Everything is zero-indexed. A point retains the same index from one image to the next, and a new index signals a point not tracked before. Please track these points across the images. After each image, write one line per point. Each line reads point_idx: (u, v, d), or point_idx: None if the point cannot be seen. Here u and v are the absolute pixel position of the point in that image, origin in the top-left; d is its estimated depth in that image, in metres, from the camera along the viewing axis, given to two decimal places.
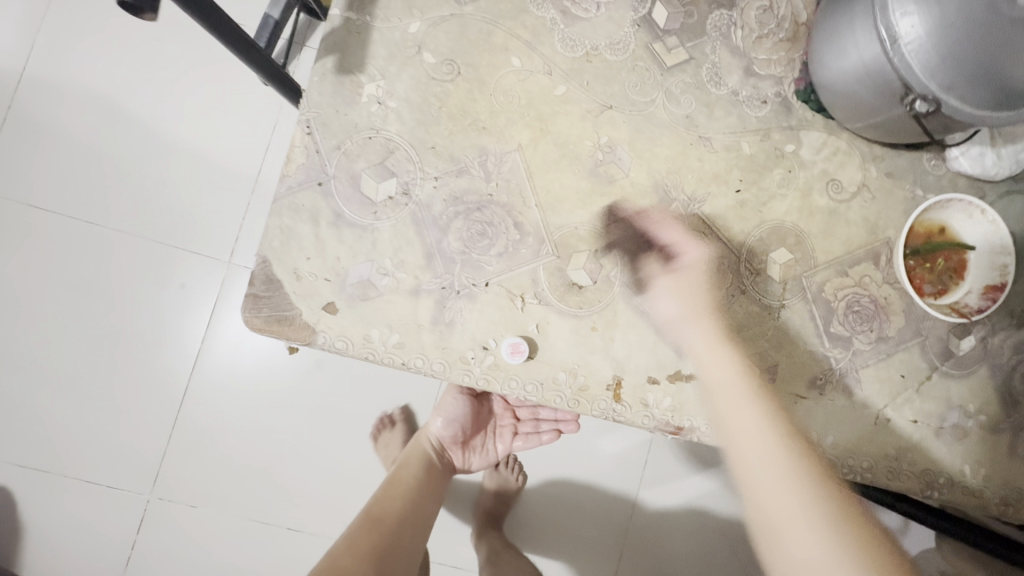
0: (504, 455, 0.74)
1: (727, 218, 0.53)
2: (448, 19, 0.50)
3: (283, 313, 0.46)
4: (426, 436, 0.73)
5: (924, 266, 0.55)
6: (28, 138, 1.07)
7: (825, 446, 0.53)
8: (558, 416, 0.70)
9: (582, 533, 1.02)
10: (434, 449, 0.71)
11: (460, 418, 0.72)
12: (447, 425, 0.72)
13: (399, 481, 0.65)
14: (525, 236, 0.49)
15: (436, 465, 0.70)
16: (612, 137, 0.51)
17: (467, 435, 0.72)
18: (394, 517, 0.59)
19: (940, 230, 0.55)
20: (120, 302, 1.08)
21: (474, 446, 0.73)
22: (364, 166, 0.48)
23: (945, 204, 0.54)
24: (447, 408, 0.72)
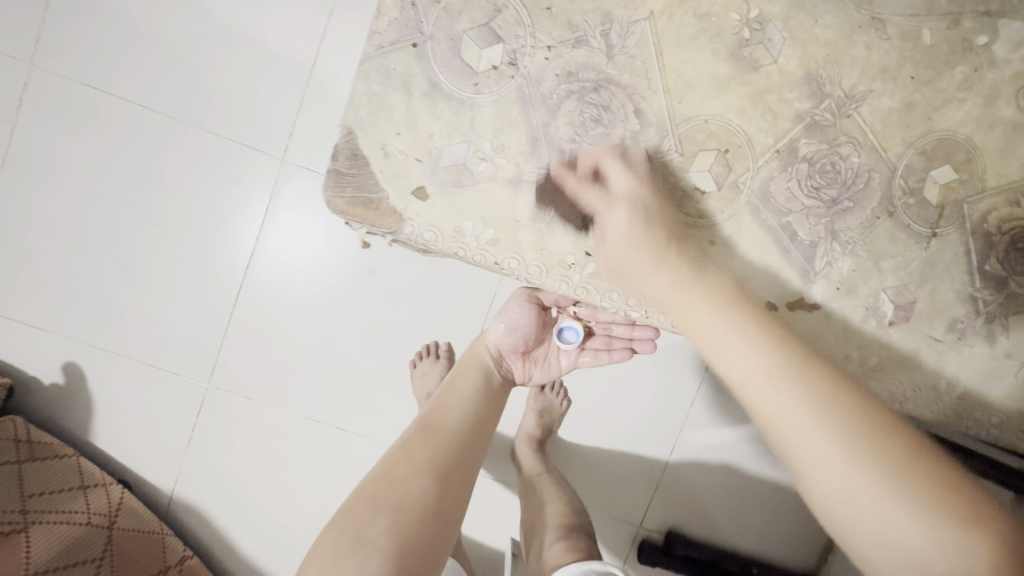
0: (567, 369, 0.73)
1: (887, 123, 0.44)
2: None
3: (368, 199, 0.42)
4: (485, 343, 0.73)
5: None
6: (80, 10, 1.01)
7: (953, 397, 0.47)
8: (630, 335, 0.71)
9: (623, 463, 1.02)
10: (494, 357, 0.72)
11: (523, 327, 0.70)
12: (509, 333, 0.71)
13: (458, 390, 0.66)
14: (645, 125, 0.42)
15: (495, 373, 0.71)
16: (765, 10, 0.42)
17: (529, 346, 0.71)
18: (451, 427, 0.62)
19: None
20: (176, 193, 1.06)
21: (536, 357, 0.73)
22: (466, 26, 0.41)
23: None
24: (511, 317, 0.70)
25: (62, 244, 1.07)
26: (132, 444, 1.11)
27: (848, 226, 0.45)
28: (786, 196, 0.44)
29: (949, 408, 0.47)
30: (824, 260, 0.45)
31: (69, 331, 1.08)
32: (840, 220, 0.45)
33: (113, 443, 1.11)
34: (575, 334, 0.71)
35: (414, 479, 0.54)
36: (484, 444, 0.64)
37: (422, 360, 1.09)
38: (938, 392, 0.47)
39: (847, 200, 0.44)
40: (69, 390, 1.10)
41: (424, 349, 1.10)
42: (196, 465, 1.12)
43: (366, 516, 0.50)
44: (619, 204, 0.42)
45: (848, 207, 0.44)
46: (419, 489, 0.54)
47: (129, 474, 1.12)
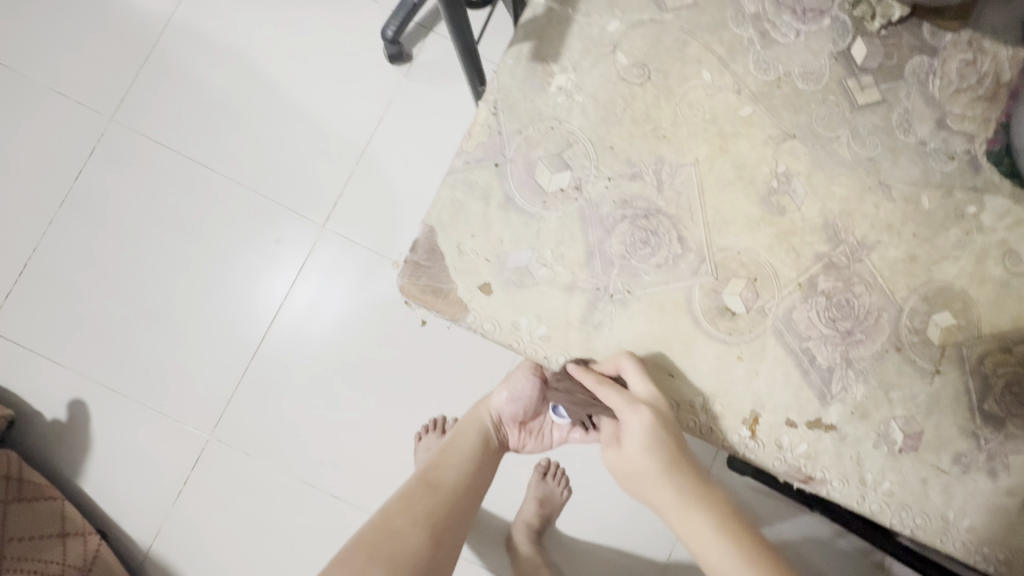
0: (558, 441, 0.72)
1: (894, 270, 0.50)
2: (646, 23, 0.49)
3: (437, 290, 0.47)
4: (487, 407, 0.71)
5: None
6: (163, 79, 1.13)
7: (961, 529, 0.49)
8: (620, 420, 0.68)
9: (620, 564, 1.00)
10: (493, 422, 0.71)
11: (525, 399, 0.66)
12: (511, 403, 0.68)
13: (457, 450, 0.66)
14: (686, 251, 0.48)
15: (492, 440, 0.70)
16: (791, 167, 0.50)
17: (527, 418, 0.69)
18: (451, 486, 0.60)
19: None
20: (216, 245, 1.12)
21: (531, 429, 0.71)
22: (541, 154, 0.48)
23: None
24: (515, 387, 0.66)
25: (98, 282, 1.11)
26: (118, 491, 1.08)
27: (860, 355, 0.50)
28: (805, 322, 0.49)
29: (958, 540, 0.49)
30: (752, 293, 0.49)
31: (82, 368, 1.09)
32: (853, 349, 0.50)
33: (99, 488, 1.08)
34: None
35: (410, 536, 0.52)
36: (478, 506, 0.63)
37: (426, 434, 1.09)
38: (947, 524, 0.49)
39: (859, 332, 0.50)
40: (68, 429, 1.08)
41: (431, 422, 1.10)
42: (180, 521, 1.08)
43: (362, 565, 0.48)
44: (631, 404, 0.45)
45: (860, 338, 0.50)
46: (415, 545, 0.52)
47: (108, 524, 1.07)
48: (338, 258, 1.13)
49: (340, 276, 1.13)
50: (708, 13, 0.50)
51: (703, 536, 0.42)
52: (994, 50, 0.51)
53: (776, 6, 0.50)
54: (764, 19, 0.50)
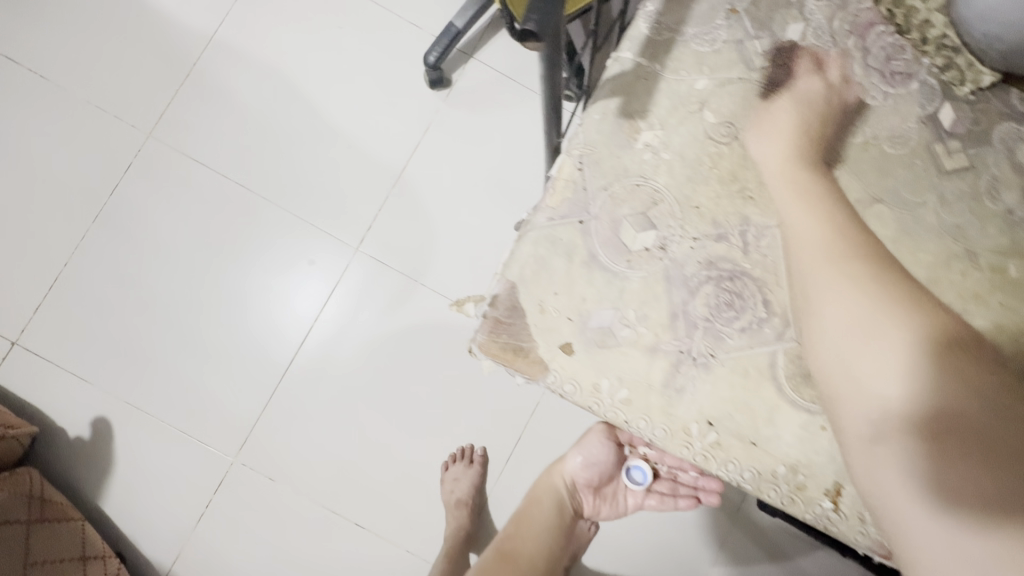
0: (633, 508, 0.65)
1: (981, 340, 0.49)
2: (734, 82, 0.49)
3: (514, 348, 0.45)
4: (560, 472, 0.65)
5: None
6: (203, 97, 1.13)
7: None
8: (699, 483, 0.62)
9: None
10: (567, 488, 0.64)
11: (600, 464, 0.62)
12: (586, 467, 0.63)
13: (532, 520, 0.63)
14: (771, 315, 0.47)
15: (565, 507, 0.64)
16: (877, 232, 0.49)
17: (603, 482, 0.63)
18: (529, 559, 0.60)
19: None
20: (248, 264, 1.11)
21: (606, 495, 0.64)
22: (626, 212, 0.47)
23: None
24: (589, 450, 0.62)
25: (128, 298, 1.10)
26: (140, 513, 1.06)
27: None
28: None
29: None
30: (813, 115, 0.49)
31: (109, 385, 1.08)
32: None
33: (120, 508, 1.06)
34: (642, 476, 0.62)
35: None
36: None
37: (453, 465, 1.07)
38: None
39: None
40: (91, 446, 1.06)
41: (458, 451, 1.09)
42: (200, 545, 1.06)
43: None
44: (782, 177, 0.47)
45: None
46: None
47: (127, 546, 1.05)
48: (370, 282, 1.12)
49: (371, 299, 1.12)
50: (796, 73, 0.49)
51: (854, 396, 0.43)
52: None
53: (863, 69, 0.50)
54: (851, 81, 0.50)
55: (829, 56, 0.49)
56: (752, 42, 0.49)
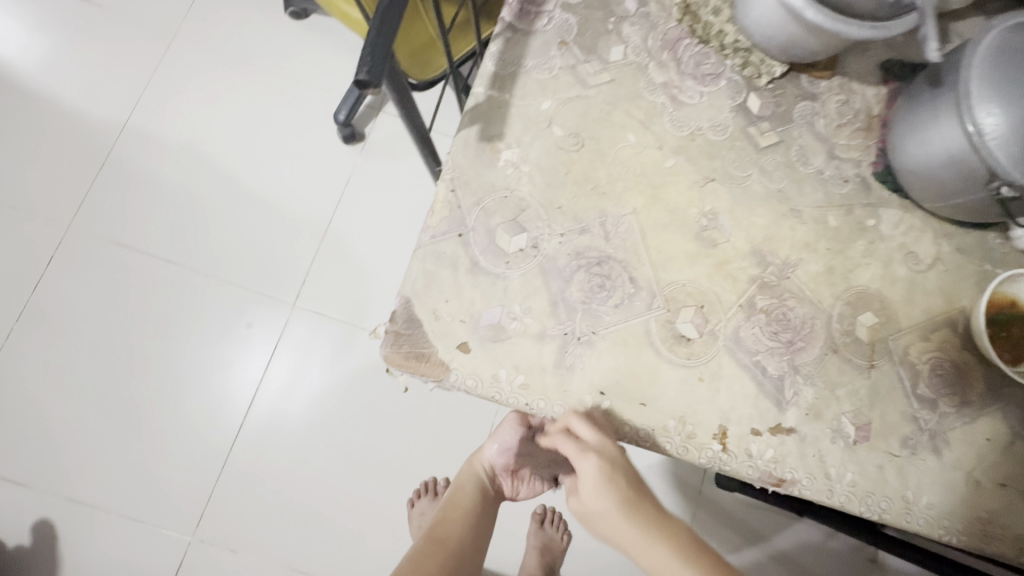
0: None
1: (818, 282, 0.58)
2: (575, 99, 0.57)
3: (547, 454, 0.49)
4: (479, 458, 0.67)
5: (1003, 335, 0.58)
6: (118, 181, 1.16)
7: (921, 507, 0.55)
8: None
9: None
10: (488, 473, 0.66)
11: (516, 449, 0.63)
12: (502, 454, 0.64)
13: (458, 503, 0.63)
14: (639, 290, 0.54)
15: (489, 490, 0.66)
16: (715, 205, 0.57)
17: (520, 467, 0.64)
18: (457, 537, 0.59)
19: (1012, 303, 0.58)
20: (185, 337, 1.12)
21: (522, 476, 0.66)
22: (498, 221, 0.53)
23: (1016, 279, 0.58)
24: (504, 437, 0.63)
25: (61, 392, 1.08)
26: None
27: (805, 360, 0.56)
28: (753, 338, 0.55)
29: (920, 517, 0.54)
30: (585, 428, 0.49)
31: (48, 485, 1.04)
32: (798, 356, 0.56)
33: None
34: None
35: None
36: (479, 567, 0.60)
37: (419, 499, 1.06)
38: (908, 503, 0.54)
39: (799, 340, 0.56)
40: (34, 552, 1.02)
41: (423, 486, 1.07)
42: None
43: None
44: (581, 454, 0.48)
45: (801, 345, 0.56)
46: None
47: None
48: (313, 335, 1.14)
49: (316, 352, 1.14)
50: (625, 85, 0.58)
51: None
52: (861, 90, 0.62)
53: (680, 74, 0.59)
54: (671, 86, 0.59)
55: (649, 68, 0.59)
56: (584, 64, 0.58)
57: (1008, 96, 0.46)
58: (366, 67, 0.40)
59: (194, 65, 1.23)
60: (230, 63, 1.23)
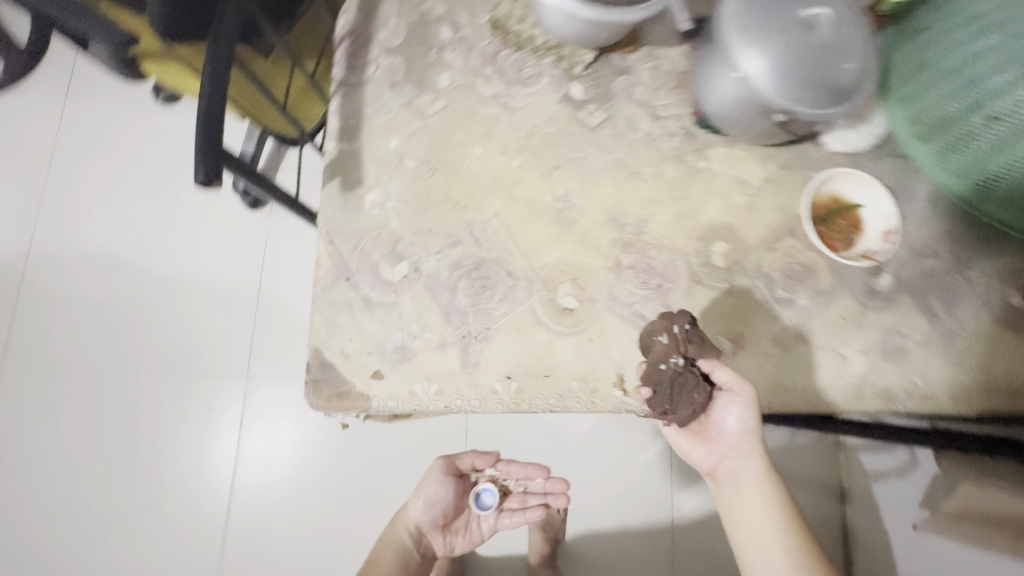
0: (489, 532, 0.77)
1: (670, 228, 0.66)
2: (418, 131, 0.63)
3: (670, 365, 0.58)
4: (405, 520, 0.73)
5: (830, 228, 0.69)
6: (41, 308, 1.17)
7: (801, 390, 0.64)
8: (546, 488, 0.76)
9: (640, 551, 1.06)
10: (412, 534, 0.72)
11: (441, 501, 0.73)
12: (428, 510, 0.73)
13: (379, 568, 0.68)
14: (518, 280, 0.61)
15: (415, 551, 0.72)
16: (566, 189, 0.65)
17: (447, 518, 0.75)
18: None
19: (834, 199, 0.70)
20: (151, 437, 1.14)
21: (456, 528, 0.76)
22: (378, 257, 0.60)
23: (828, 178, 0.69)
24: (429, 492, 0.72)
25: (47, 523, 1.09)
26: None
27: (675, 298, 0.64)
28: (627, 292, 0.63)
29: (801, 399, 0.64)
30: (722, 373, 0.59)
31: None
32: (668, 296, 0.64)
33: None
34: (492, 496, 0.76)
35: None
36: None
37: None
38: (789, 390, 0.64)
39: (666, 282, 0.64)
40: None
41: None
42: None
43: None
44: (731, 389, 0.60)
45: (669, 286, 0.64)
46: None
47: None
48: (275, 404, 1.17)
49: (283, 418, 1.16)
50: (459, 106, 0.65)
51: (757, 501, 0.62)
52: (667, 53, 0.70)
53: (505, 83, 0.66)
54: (500, 95, 0.66)
55: (477, 85, 0.66)
56: (418, 98, 0.64)
57: (760, 41, 0.56)
58: (202, 168, 0.48)
59: (82, 176, 1.23)
60: (116, 162, 1.24)
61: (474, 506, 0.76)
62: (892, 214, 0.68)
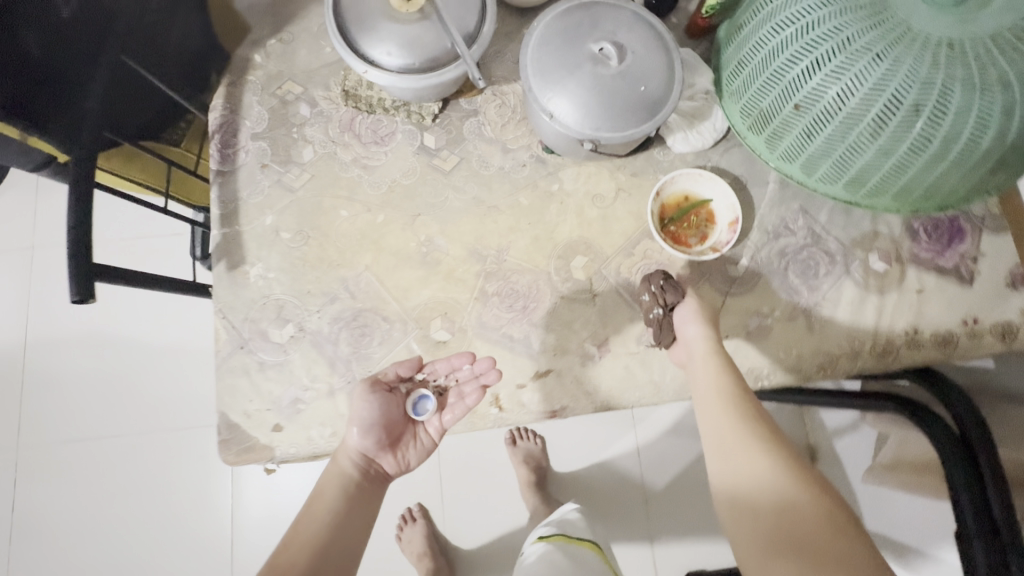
0: (439, 436, 0.66)
1: (530, 252, 0.72)
2: (289, 205, 0.71)
3: (653, 318, 0.66)
4: (344, 454, 0.62)
5: (682, 225, 0.74)
6: (39, 392, 1.28)
7: (669, 380, 0.70)
8: (475, 371, 0.65)
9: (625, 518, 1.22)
10: (357, 463, 0.61)
11: (376, 420, 0.62)
12: (366, 433, 0.62)
13: (321, 492, 0.58)
14: (392, 324, 0.69)
15: (365, 478, 0.61)
16: (428, 233, 0.72)
17: (391, 435, 0.63)
18: (314, 526, 0.55)
19: (685, 197, 0.75)
20: (154, 492, 1.25)
21: (404, 442, 0.65)
22: (267, 323, 0.68)
23: (673, 180, 0.74)
24: (360, 415, 0.61)
25: None
26: None
27: (540, 316, 0.70)
28: (495, 318, 0.70)
29: (671, 389, 0.70)
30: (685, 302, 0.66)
31: None
32: (534, 315, 0.70)
33: None
34: (429, 399, 0.65)
35: (312, 531, 0.55)
36: (351, 545, 0.56)
37: (405, 526, 1.20)
38: (658, 383, 0.70)
39: (531, 302, 0.71)
40: None
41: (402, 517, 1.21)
42: None
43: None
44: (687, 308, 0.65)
45: (534, 305, 0.71)
46: (312, 533, 0.54)
47: None
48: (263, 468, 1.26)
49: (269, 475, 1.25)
50: (323, 175, 0.72)
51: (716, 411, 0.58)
52: (510, 88, 0.76)
53: (363, 146, 0.73)
54: (360, 158, 0.73)
55: (337, 152, 0.73)
56: (286, 175, 0.72)
57: (554, 81, 0.61)
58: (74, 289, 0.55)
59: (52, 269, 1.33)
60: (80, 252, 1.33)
61: (417, 413, 0.65)
62: (736, 206, 0.72)
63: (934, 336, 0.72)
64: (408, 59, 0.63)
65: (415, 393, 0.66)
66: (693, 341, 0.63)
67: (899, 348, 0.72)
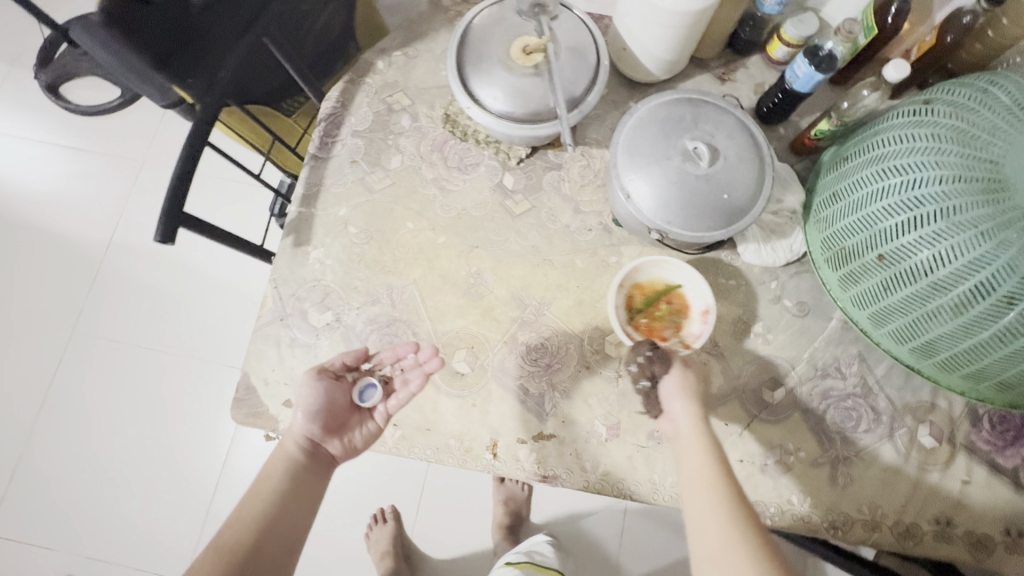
0: (385, 420, 0.66)
1: (570, 314, 0.73)
2: (364, 203, 0.76)
3: (641, 388, 0.65)
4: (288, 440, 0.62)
5: (650, 316, 0.70)
6: (107, 289, 1.41)
7: (668, 485, 0.67)
8: (419, 359, 0.65)
9: None
10: (301, 449, 0.61)
11: (321, 404, 0.63)
12: (312, 419, 0.62)
13: (261, 486, 0.58)
14: (421, 341, 0.71)
15: (308, 463, 0.61)
16: (480, 266, 0.74)
17: (336, 418, 0.64)
18: (248, 524, 0.54)
19: (653, 286, 0.71)
20: (169, 412, 1.33)
21: (350, 425, 0.65)
22: (310, 304, 0.72)
23: (638, 268, 0.70)
24: (305, 401, 0.62)
25: (75, 470, 1.30)
26: None
27: (560, 379, 0.70)
28: (516, 367, 0.71)
29: (668, 494, 0.67)
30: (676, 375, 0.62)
31: (72, 548, 1.26)
32: (554, 375, 0.70)
33: None
34: (375, 387, 0.66)
35: (245, 529, 0.54)
36: (284, 541, 0.55)
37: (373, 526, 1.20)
38: (656, 483, 0.67)
39: (556, 363, 0.71)
40: None
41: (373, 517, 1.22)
42: None
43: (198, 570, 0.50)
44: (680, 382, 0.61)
45: (558, 366, 0.71)
46: (243, 532, 0.53)
47: None
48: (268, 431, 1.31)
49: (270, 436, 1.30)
50: (403, 185, 0.76)
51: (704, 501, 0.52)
52: (599, 154, 0.78)
53: (447, 169, 0.77)
54: (440, 178, 0.77)
55: (422, 168, 0.77)
56: (370, 175, 0.77)
57: (642, 164, 0.62)
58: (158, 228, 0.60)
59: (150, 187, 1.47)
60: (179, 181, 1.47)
61: (363, 399, 0.66)
62: (707, 294, 0.68)
63: (969, 535, 0.66)
64: (511, 107, 0.66)
65: (361, 381, 0.66)
66: (680, 418, 0.59)
67: (925, 535, 0.66)
